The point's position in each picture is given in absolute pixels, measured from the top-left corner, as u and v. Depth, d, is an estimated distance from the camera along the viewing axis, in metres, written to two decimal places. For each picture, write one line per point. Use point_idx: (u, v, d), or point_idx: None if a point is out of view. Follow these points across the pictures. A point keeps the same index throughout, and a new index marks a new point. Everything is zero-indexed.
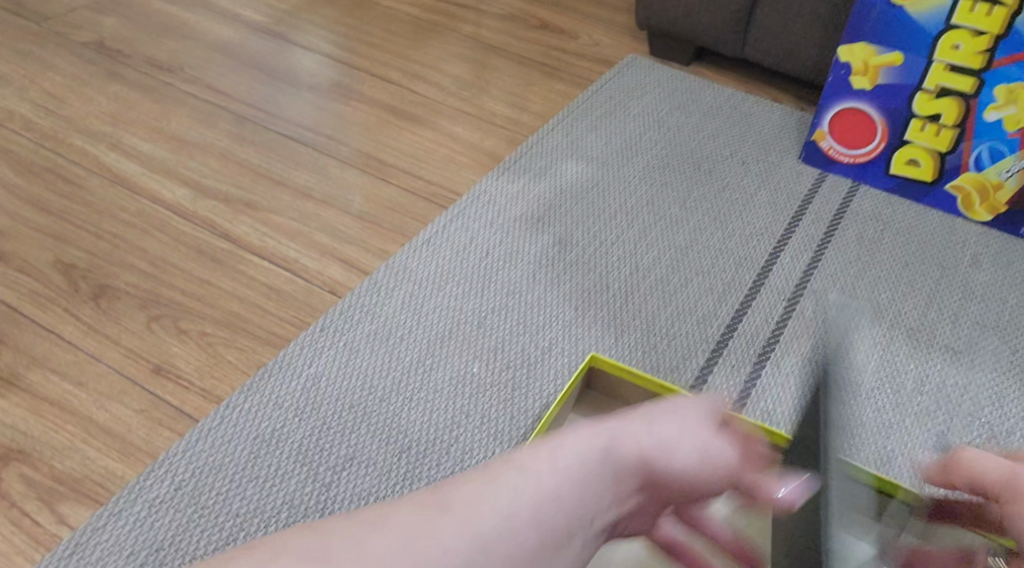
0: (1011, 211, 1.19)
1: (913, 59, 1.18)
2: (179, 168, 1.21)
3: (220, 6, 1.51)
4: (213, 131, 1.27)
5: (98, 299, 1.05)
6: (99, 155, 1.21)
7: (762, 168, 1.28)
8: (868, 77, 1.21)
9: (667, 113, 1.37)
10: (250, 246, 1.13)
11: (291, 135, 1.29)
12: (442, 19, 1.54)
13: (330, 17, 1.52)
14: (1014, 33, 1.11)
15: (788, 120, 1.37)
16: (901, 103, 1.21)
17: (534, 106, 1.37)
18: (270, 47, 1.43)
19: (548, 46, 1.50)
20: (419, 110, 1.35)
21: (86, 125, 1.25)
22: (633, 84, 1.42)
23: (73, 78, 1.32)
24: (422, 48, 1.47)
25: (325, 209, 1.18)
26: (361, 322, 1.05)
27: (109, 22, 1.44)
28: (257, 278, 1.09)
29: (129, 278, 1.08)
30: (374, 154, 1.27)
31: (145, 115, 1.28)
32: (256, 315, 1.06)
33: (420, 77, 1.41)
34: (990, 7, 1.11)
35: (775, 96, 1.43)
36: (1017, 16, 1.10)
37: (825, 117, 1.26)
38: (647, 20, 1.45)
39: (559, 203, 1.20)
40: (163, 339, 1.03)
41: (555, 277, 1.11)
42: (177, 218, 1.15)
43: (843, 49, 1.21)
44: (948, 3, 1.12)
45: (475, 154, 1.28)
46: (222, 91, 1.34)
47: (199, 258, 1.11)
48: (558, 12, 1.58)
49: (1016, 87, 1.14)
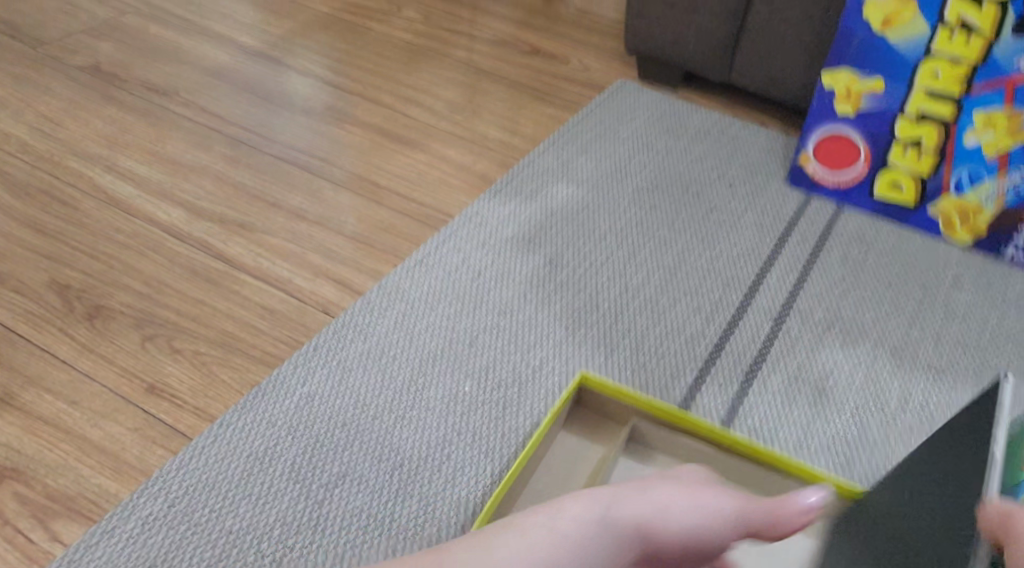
0: (991, 234, 1.21)
1: (894, 85, 1.21)
2: (175, 189, 1.22)
3: (215, 31, 1.52)
4: (208, 154, 1.28)
5: (93, 319, 1.05)
6: (95, 178, 1.22)
7: (748, 191, 1.30)
8: (850, 102, 1.24)
9: (656, 137, 1.39)
10: (245, 266, 1.13)
11: (287, 158, 1.30)
12: (434, 44, 1.56)
13: (324, 43, 1.54)
14: (990, 61, 1.14)
15: (774, 145, 1.39)
16: (884, 127, 1.23)
17: (524, 130, 1.39)
18: (265, 71, 1.45)
19: (538, 71, 1.52)
20: (412, 133, 1.37)
21: (82, 148, 1.26)
22: (623, 108, 1.44)
23: (71, 102, 1.33)
24: (415, 73, 1.49)
25: (319, 230, 1.19)
26: (354, 341, 1.06)
27: (106, 47, 1.45)
28: (251, 298, 1.09)
29: (124, 297, 1.07)
30: (368, 176, 1.28)
31: (141, 138, 1.29)
32: (250, 334, 1.06)
33: (413, 101, 1.43)
34: (967, 35, 1.14)
35: (761, 122, 1.45)
36: (994, 44, 1.13)
37: (809, 141, 1.28)
38: (636, 48, 1.49)
39: (549, 225, 1.22)
40: (157, 358, 1.02)
41: (546, 299, 1.12)
42: (173, 239, 1.15)
43: (827, 75, 1.24)
44: (927, 32, 1.16)
45: (466, 176, 1.30)
46: (218, 115, 1.35)
47: (195, 279, 1.10)
48: (548, 38, 1.60)
49: (994, 112, 1.16)
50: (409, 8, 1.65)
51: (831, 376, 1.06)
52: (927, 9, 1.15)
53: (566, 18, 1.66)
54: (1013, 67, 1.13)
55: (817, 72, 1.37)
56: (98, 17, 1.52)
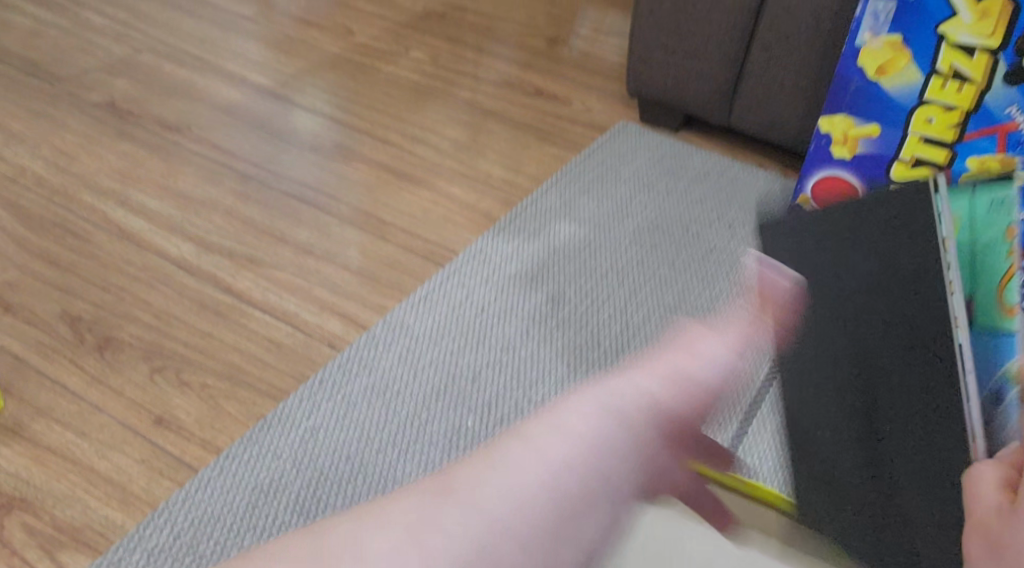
0: None
1: (889, 131, 1.23)
2: (185, 224, 1.24)
3: (227, 69, 1.56)
4: (218, 189, 1.30)
5: (103, 351, 1.06)
6: (107, 212, 1.24)
7: (748, 232, 1.32)
8: (847, 147, 1.27)
9: (657, 178, 1.41)
10: (253, 300, 1.15)
11: (295, 194, 1.32)
12: (439, 84, 1.59)
13: (333, 82, 1.57)
14: (982, 109, 1.16)
15: (773, 187, 1.42)
16: (880, 172, 1.26)
17: (528, 169, 1.42)
18: (275, 109, 1.48)
19: (541, 111, 1.55)
20: (418, 172, 1.39)
21: (95, 183, 1.28)
22: (623, 149, 1.47)
23: (85, 137, 1.36)
24: (421, 112, 1.52)
25: (326, 264, 1.21)
26: (358, 376, 1.07)
27: (120, 83, 1.48)
28: (258, 331, 1.11)
29: (133, 329, 1.09)
30: (374, 213, 1.30)
31: (153, 173, 1.31)
32: (258, 368, 1.07)
33: (419, 140, 1.46)
34: (960, 84, 1.16)
35: (760, 164, 1.48)
36: (986, 93, 1.15)
37: (807, 183, 1.31)
38: (639, 89, 1.52)
39: (551, 263, 1.24)
40: (165, 390, 1.03)
41: (548, 335, 1.14)
42: (182, 272, 1.17)
43: (825, 120, 1.27)
44: (920, 80, 1.18)
45: (471, 214, 1.32)
46: (229, 151, 1.38)
47: (204, 312, 1.12)
48: (551, 80, 1.63)
49: (987, 159, 1.17)
50: (417, 48, 1.69)
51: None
52: (921, 59, 1.17)
53: (569, 61, 1.69)
54: (1005, 115, 1.14)
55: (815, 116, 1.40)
56: (113, 55, 1.55)
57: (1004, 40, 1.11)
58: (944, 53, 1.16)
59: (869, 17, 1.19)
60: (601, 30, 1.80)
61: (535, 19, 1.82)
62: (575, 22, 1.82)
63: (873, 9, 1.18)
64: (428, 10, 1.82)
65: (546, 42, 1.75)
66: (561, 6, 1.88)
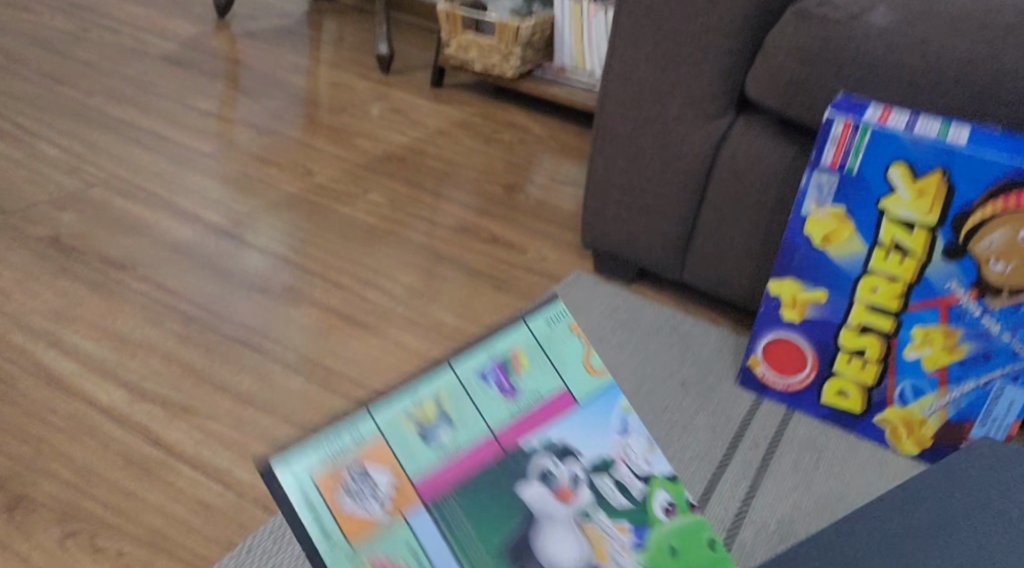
0: (940, 365, 1.31)
1: (837, 297, 1.35)
2: (118, 368, 1.26)
3: (181, 207, 1.60)
4: (158, 331, 1.33)
5: (14, 511, 1.07)
6: (38, 354, 1.26)
7: (700, 389, 1.43)
8: (796, 310, 1.38)
9: (611, 330, 1.51)
10: (182, 455, 1.16)
11: (237, 336, 1.35)
12: (394, 227, 1.66)
13: (289, 222, 1.62)
14: (924, 281, 1.29)
15: (724, 342, 1.53)
16: (828, 336, 1.37)
17: (481, 318, 1.48)
18: (223, 248, 1.52)
19: (496, 258, 1.63)
20: (368, 316, 1.44)
21: (28, 322, 1.31)
22: (578, 299, 1.57)
23: (23, 273, 1.39)
24: (373, 255, 1.58)
25: (265, 416, 1.23)
26: (291, 544, 1.08)
27: (66, 217, 1.53)
28: (186, 491, 1.12)
29: (49, 487, 1.10)
30: (321, 360, 1.34)
31: (90, 313, 1.34)
32: (181, 533, 1.07)
33: (373, 285, 1.51)
34: (902, 257, 1.29)
35: (738, 334, 1.56)
36: (927, 266, 1.28)
37: (757, 345, 1.43)
38: (592, 242, 1.64)
39: (736, 444, 1.34)
40: (77, 558, 1.04)
41: (712, 480, 1.28)
42: (110, 423, 1.18)
43: (775, 283, 1.39)
44: (865, 250, 1.31)
45: (420, 364, 1.37)
46: (174, 291, 1.41)
47: (129, 467, 1.14)
48: (509, 228, 1.72)
49: (930, 330, 1.30)
50: (375, 191, 1.75)
51: (736, 534, 1.20)
52: (864, 230, 1.30)
53: (525, 209, 1.79)
54: (945, 289, 1.28)
55: (762, 277, 1.51)
56: (64, 188, 1.60)
57: (940, 219, 1.25)
58: (885, 227, 1.28)
59: (814, 188, 1.31)
60: (556, 179, 1.91)
61: (493, 166, 1.91)
62: (531, 171, 1.92)
63: (818, 182, 1.30)
64: (388, 152, 1.89)
65: (503, 188, 1.84)
66: (519, 153, 1.98)
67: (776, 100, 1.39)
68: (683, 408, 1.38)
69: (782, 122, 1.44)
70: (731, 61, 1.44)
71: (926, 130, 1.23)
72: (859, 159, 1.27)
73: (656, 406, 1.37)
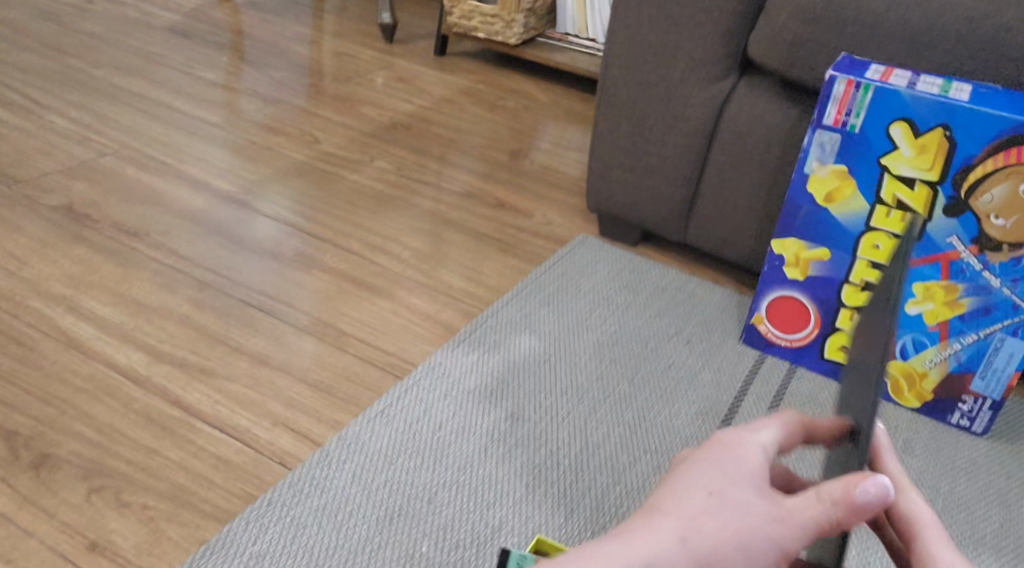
0: (941, 320, 1.33)
1: (839, 254, 1.37)
2: (135, 332, 1.29)
3: (192, 176, 1.62)
4: (173, 296, 1.36)
5: (39, 469, 1.10)
6: (56, 318, 1.29)
7: (706, 347, 1.45)
8: (799, 268, 1.40)
9: (616, 291, 1.53)
10: (200, 414, 1.19)
11: (250, 301, 1.38)
12: (402, 194, 1.68)
13: (296, 189, 1.64)
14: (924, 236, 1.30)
15: (729, 302, 1.55)
16: (831, 293, 1.39)
17: (489, 280, 1.51)
18: (235, 215, 1.54)
19: (502, 223, 1.65)
20: (379, 280, 1.46)
21: (46, 288, 1.34)
22: (583, 261, 1.59)
23: (39, 240, 1.42)
24: (382, 221, 1.60)
25: (280, 377, 1.26)
26: (309, 497, 1.11)
27: (78, 186, 1.55)
28: (205, 448, 1.15)
29: (73, 446, 1.13)
30: (333, 322, 1.36)
31: (108, 279, 1.37)
32: (202, 488, 1.11)
33: (382, 250, 1.53)
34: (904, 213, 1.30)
35: (742, 294, 1.58)
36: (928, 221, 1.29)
37: (761, 303, 1.45)
38: (598, 206, 1.66)
39: (742, 400, 1.36)
40: (101, 512, 1.07)
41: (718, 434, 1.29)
42: (129, 385, 1.21)
43: (778, 242, 1.40)
44: (867, 208, 1.32)
45: (431, 325, 1.39)
46: (188, 258, 1.44)
47: (150, 426, 1.17)
48: (515, 193, 1.74)
49: (931, 285, 1.32)
50: (381, 158, 1.77)
51: None
52: (866, 187, 1.31)
53: (530, 174, 1.81)
54: (947, 244, 1.29)
55: (765, 237, 1.53)
56: (76, 158, 1.62)
57: (941, 175, 1.26)
58: (888, 184, 1.30)
59: (816, 147, 1.32)
60: (560, 144, 1.92)
61: (497, 132, 1.93)
62: (536, 136, 1.94)
63: (821, 141, 1.32)
64: (394, 120, 1.90)
65: (508, 154, 1.86)
66: (523, 120, 1.99)
67: (778, 60, 1.41)
68: (689, 365, 1.41)
69: (784, 83, 1.46)
70: (734, 23, 1.45)
71: (927, 88, 1.24)
72: (861, 116, 1.28)
73: (661, 363, 1.40)
